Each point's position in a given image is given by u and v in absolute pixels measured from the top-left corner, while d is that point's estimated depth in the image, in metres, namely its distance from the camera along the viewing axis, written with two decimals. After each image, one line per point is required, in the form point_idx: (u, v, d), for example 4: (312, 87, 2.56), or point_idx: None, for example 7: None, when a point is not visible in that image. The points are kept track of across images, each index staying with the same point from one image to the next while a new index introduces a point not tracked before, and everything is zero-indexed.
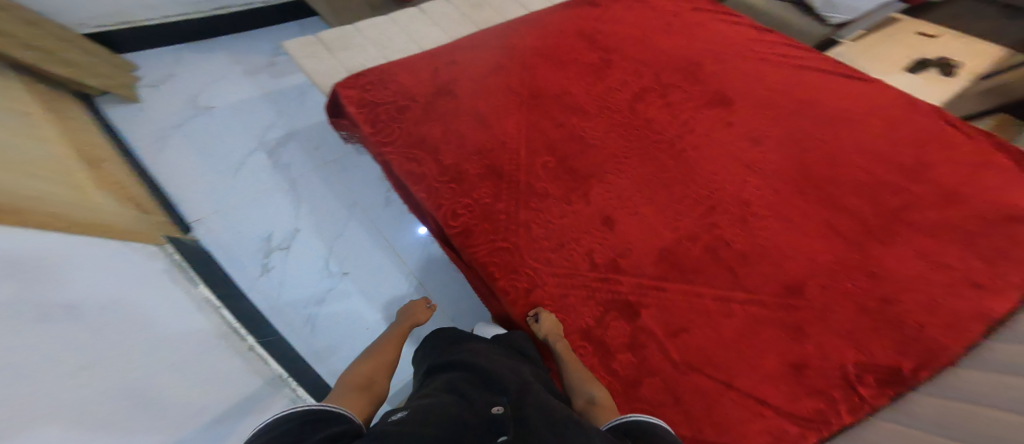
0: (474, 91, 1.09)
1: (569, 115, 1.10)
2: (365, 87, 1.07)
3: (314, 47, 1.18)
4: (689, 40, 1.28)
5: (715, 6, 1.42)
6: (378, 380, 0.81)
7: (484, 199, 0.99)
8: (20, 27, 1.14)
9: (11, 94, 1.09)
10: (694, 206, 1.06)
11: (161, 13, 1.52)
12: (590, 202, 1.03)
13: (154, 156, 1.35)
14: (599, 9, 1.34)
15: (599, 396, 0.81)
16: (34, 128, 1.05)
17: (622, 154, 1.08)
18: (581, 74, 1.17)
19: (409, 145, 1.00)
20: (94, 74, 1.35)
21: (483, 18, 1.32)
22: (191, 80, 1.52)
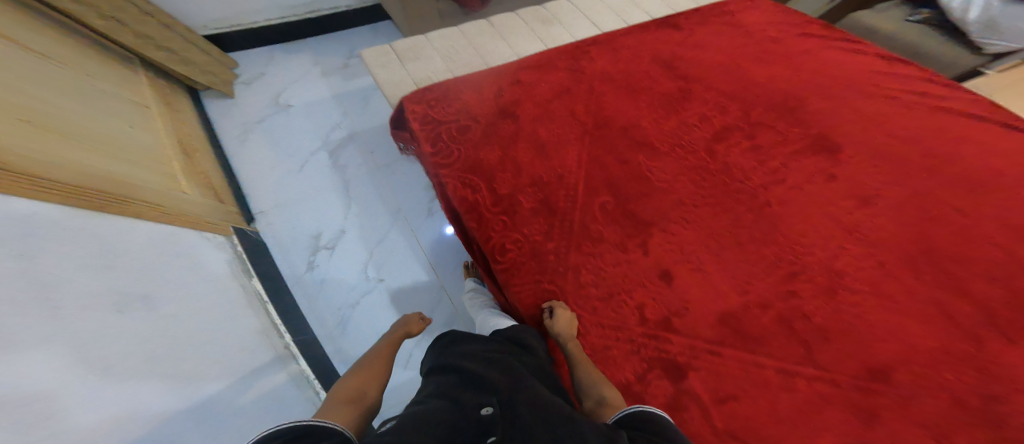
0: (536, 118, 1.03)
1: (636, 151, 1.00)
2: (430, 103, 1.04)
3: (385, 56, 1.17)
4: (791, 72, 1.11)
5: (830, 28, 1.21)
6: (369, 393, 0.70)
7: (534, 236, 0.94)
8: (157, 31, 1.38)
9: (135, 88, 1.32)
10: (771, 271, 0.92)
11: (265, 16, 1.67)
12: (648, 252, 0.95)
13: (236, 147, 1.50)
14: (685, 31, 1.20)
15: (610, 396, 0.71)
16: (146, 119, 1.24)
17: (692, 202, 0.96)
18: (654, 106, 1.05)
19: (466, 169, 0.96)
20: (205, 72, 1.54)
21: (553, 35, 1.24)
22: (275, 77, 1.66)
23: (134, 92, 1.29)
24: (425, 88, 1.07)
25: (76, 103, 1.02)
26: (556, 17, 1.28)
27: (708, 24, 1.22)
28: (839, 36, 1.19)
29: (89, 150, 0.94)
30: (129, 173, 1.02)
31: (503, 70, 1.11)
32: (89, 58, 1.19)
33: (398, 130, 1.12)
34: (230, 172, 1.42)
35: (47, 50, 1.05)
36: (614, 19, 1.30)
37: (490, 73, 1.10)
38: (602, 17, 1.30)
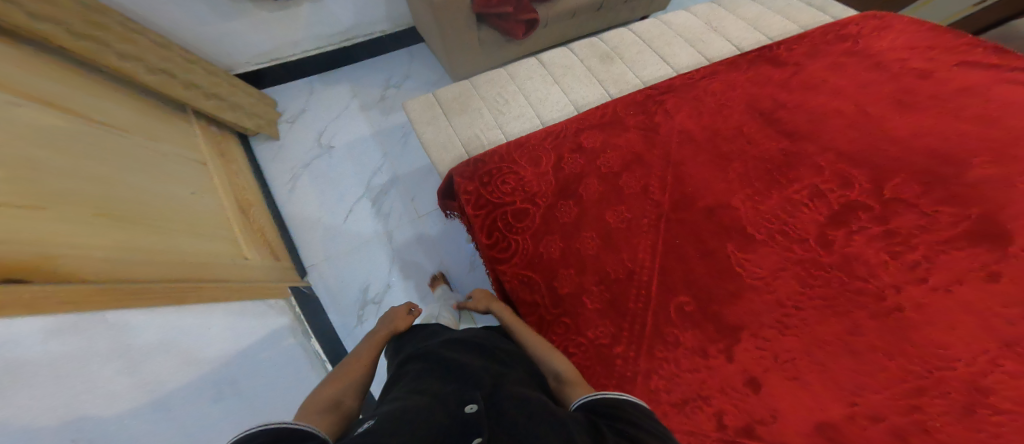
0: (597, 199, 0.96)
1: (721, 238, 0.86)
2: (484, 179, 0.99)
3: (431, 112, 1.17)
4: (942, 119, 0.87)
5: (1006, 56, 0.95)
6: (347, 401, 0.69)
7: (600, 339, 0.88)
8: (208, 80, 1.50)
9: (192, 144, 1.37)
10: (893, 384, 0.72)
11: (302, 48, 1.89)
12: (733, 358, 0.80)
13: (287, 196, 1.60)
14: (790, 67, 1.05)
15: (564, 369, 0.73)
16: (204, 180, 1.28)
17: (793, 304, 0.80)
18: (748, 180, 0.89)
19: (525, 263, 0.93)
20: (252, 116, 1.67)
21: (613, 74, 1.22)
22: (317, 115, 1.84)
23: (192, 147, 1.35)
24: (476, 162, 1.01)
25: (147, 172, 1.06)
26: (617, 53, 1.27)
27: (823, 57, 1.05)
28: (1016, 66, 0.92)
29: (178, 230, 1.00)
30: (207, 248, 1.07)
31: (557, 136, 1.04)
32: (144, 116, 1.24)
33: (446, 199, 1.07)
34: (287, 227, 1.52)
35: (105, 116, 1.08)
36: (687, 51, 1.25)
37: (547, 134, 1.05)
38: (675, 50, 1.25)
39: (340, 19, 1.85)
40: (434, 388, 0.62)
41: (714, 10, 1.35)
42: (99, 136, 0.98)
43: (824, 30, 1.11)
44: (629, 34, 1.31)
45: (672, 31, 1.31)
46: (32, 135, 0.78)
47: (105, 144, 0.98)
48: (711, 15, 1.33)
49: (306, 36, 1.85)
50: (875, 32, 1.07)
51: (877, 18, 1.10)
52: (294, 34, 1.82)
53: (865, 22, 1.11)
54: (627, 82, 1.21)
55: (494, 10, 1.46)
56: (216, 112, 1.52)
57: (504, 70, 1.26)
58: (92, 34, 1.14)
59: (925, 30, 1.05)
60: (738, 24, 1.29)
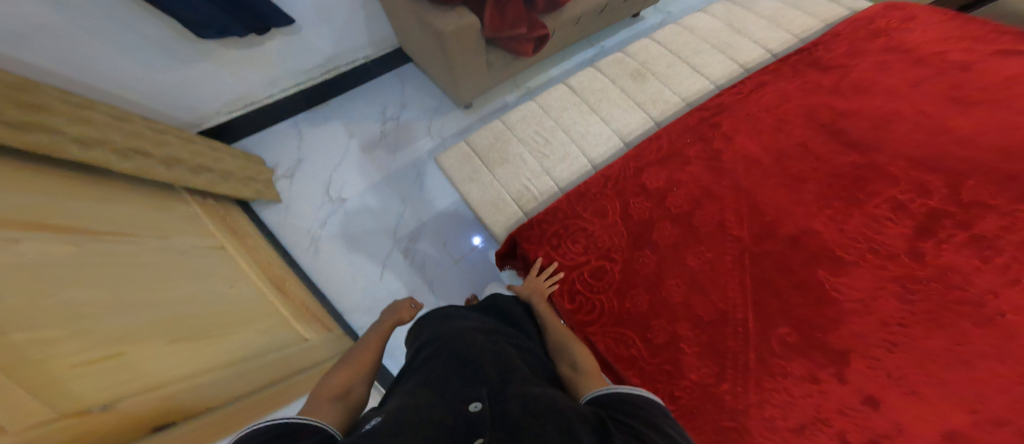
0: (673, 244, 0.95)
1: (810, 262, 0.86)
2: (552, 242, 0.99)
3: (469, 167, 1.10)
4: (993, 117, 0.91)
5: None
6: (356, 388, 0.67)
7: (705, 379, 0.85)
8: (187, 152, 1.31)
9: (200, 225, 1.21)
10: (1008, 386, 0.72)
11: (280, 86, 1.71)
12: (846, 380, 0.78)
13: (313, 260, 1.51)
14: (835, 69, 1.09)
15: (584, 363, 0.70)
16: (233, 266, 1.14)
17: (896, 320, 0.78)
18: (825, 200, 0.89)
19: (615, 321, 0.92)
20: (249, 180, 1.51)
21: (649, 94, 1.20)
22: (315, 166, 1.69)
23: (202, 231, 1.18)
24: (539, 227, 1.00)
25: (184, 274, 0.92)
26: (648, 68, 1.24)
27: (864, 55, 1.10)
28: None
29: (238, 331, 0.93)
30: (260, 344, 0.98)
31: (618, 182, 1.02)
32: (144, 208, 1.04)
33: (506, 257, 1.06)
34: (325, 299, 1.42)
35: (114, 222, 0.89)
36: (718, 59, 1.25)
37: (605, 179, 1.03)
38: (706, 58, 1.25)
39: (320, 51, 1.68)
40: (444, 382, 0.58)
41: (732, 9, 1.35)
42: (123, 250, 0.80)
43: (849, 35, 1.16)
44: (654, 46, 1.29)
45: (695, 36, 1.30)
46: (71, 272, 0.65)
47: (130, 256, 0.81)
48: (731, 15, 1.34)
49: (284, 74, 1.67)
50: (898, 34, 1.12)
51: (899, 18, 1.16)
52: (272, 74, 1.64)
53: (886, 22, 1.16)
54: (667, 100, 1.18)
55: (507, 32, 1.39)
56: (210, 186, 1.34)
57: (535, 104, 1.19)
58: (41, 125, 0.86)
59: (945, 29, 1.11)
60: (761, 23, 1.31)
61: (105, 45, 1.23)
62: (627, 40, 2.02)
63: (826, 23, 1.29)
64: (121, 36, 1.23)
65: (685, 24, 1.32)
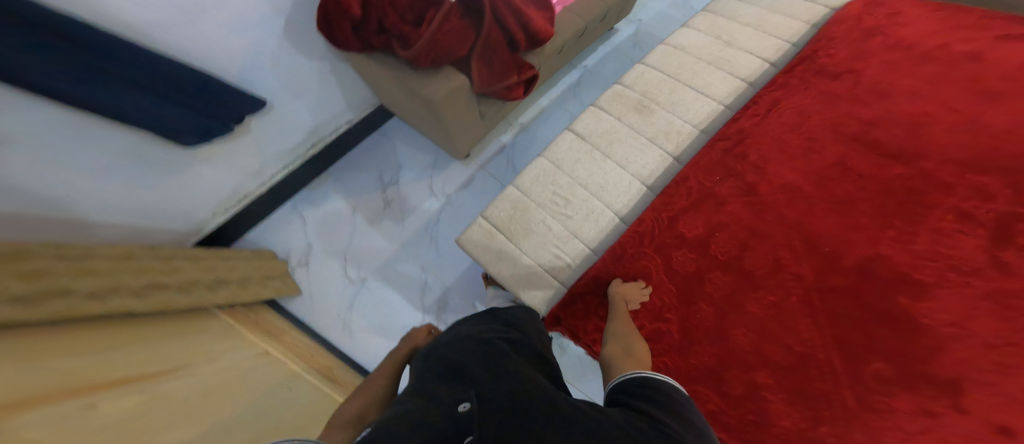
0: (728, 294, 0.89)
1: (889, 289, 0.80)
2: (598, 311, 0.93)
3: (494, 246, 1.00)
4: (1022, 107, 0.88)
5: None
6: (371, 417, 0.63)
7: (800, 425, 0.78)
8: (202, 273, 1.16)
9: (238, 334, 1.11)
10: None
11: (269, 173, 1.52)
12: (965, 411, 0.70)
13: (350, 343, 1.43)
14: (844, 75, 1.03)
15: (637, 351, 0.73)
16: (282, 369, 1.06)
17: (1000, 338, 0.72)
18: (884, 219, 0.85)
19: (685, 378, 0.87)
20: (266, 279, 1.38)
21: (660, 128, 1.06)
22: (328, 249, 1.56)
23: (242, 341, 1.07)
24: (579, 296, 0.94)
25: (241, 393, 0.86)
26: (651, 98, 1.08)
27: (869, 58, 1.05)
28: None
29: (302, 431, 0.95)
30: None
31: (654, 235, 0.95)
32: (176, 334, 0.93)
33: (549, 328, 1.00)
34: None
35: (160, 359, 0.79)
36: (719, 76, 1.10)
37: (639, 237, 0.95)
38: (706, 78, 1.10)
39: (300, 126, 1.47)
40: (431, 391, 0.51)
41: (714, 20, 1.21)
42: (183, 385, 0.75)
43: (843, 38, 1.10)
44: (650, 71, 1.11)
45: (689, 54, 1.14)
46: (152, 421, 0.63)
47: (191, 390, 0.76)
48: (716, 27, 1.19)
49: (265, 162, 1.46)
50: (891, 30, 1.09)
51: (887, 11, 1.13)
52: (258, 163, 1.45)
53: (874, 19, 1.12)
54: (679, 131, 1.05)
55: (499, 88, 1.09)
56: (228, 302, 1.20)
57: (546, 159, 1.07)
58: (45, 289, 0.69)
59: (934, 20, 1.09)
60: (748, 32, 1.18)
61: (86, 180, 1.04)
62: (607, 58, 1.80)
63: (809, 21, 1.21)
64: (102, 164, 1.05)
65: (676, 41, 1.16)
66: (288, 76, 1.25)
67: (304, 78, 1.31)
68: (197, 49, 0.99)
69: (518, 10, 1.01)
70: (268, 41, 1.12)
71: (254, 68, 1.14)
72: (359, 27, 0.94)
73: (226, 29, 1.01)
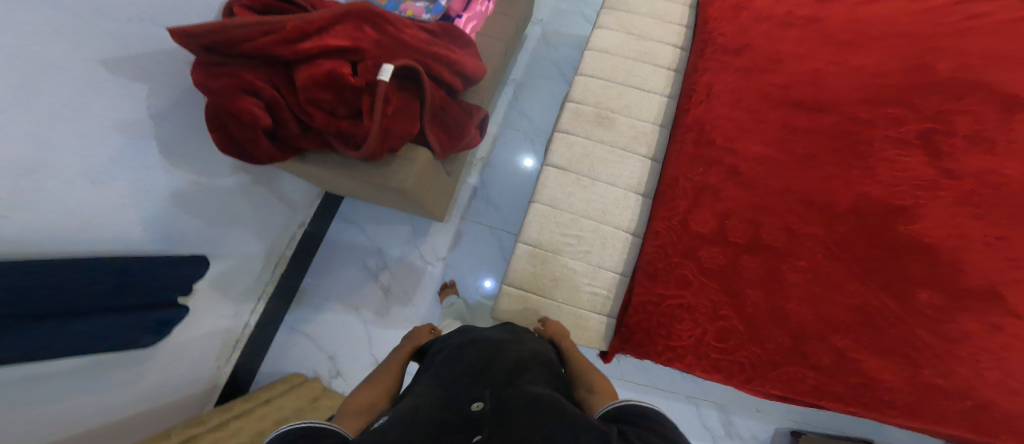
0: (767, 274, 0.85)
1: (887, 217, 0.85)
2: (660, 331, 0.87)
3: (533, 309, 0.93)
4: (875, 50, 1.08)
5: None
6: (379, 407, 0.69)
7: (902, 374, 0.77)
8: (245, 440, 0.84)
9: None
10: None
11: (246, 311, 1.15)
12: (1017, 312, 0.75)
13: None
14: (743, 50, 1.10)
15: (598, 384, 0.69)
16: None
17: (997, 235, 0.80)
18: (847, 162, 0.92)
19: (774, 365, 0.82)
20: (319, 401, 1.07)
21: (625, 132, 1.02)
22: (353, 355, 1.20)
23: None
24: (640, 327, 0.88)
25: None
26: (606, 107, 1.04)
27: (754, 30, 1.14)
28: None
29: None
30: None
31: (676, 242, 0.90)
32: None
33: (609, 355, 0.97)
34: None
35: None
36: (649, 70, 1.12)
37: (661, 249, 0.91)
38: (640, 75, 1.10)
39: (254, 255, 1.12)
40: (452, 382, 0.62)
41: (618, 16, 1.20)
42: None
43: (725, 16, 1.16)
44: (591, 81, 1.08)
45: (613, 56, 1.13)
46: None
47: None
48: (623, 23, 1.18)
49: (235, 304, 1.09)
50: (750, 4, 1.21)
51: None
52: (231, 307, 1.08)
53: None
54: (643, 131, 1.03)
55: (462, 146, 0.95)
56: None
57: (541, 200, 0.97)
58: None
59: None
60: (649, 23, 1.19)
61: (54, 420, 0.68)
62: (538, 65, 1.48)
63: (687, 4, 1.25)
64: (55, 396, 0.67)
65: (593, 48, 1.15)
66: (199, 209, 0.89)
67: (227, 197, 0.96)
68: (59, 230, 0.64)
69: (447, 60, 0.92)
70: (154, 175, 0.76)
71: (158, 216, 0.80)
72: (278, 135, 0.74)
73: (90, 185, 0.66)
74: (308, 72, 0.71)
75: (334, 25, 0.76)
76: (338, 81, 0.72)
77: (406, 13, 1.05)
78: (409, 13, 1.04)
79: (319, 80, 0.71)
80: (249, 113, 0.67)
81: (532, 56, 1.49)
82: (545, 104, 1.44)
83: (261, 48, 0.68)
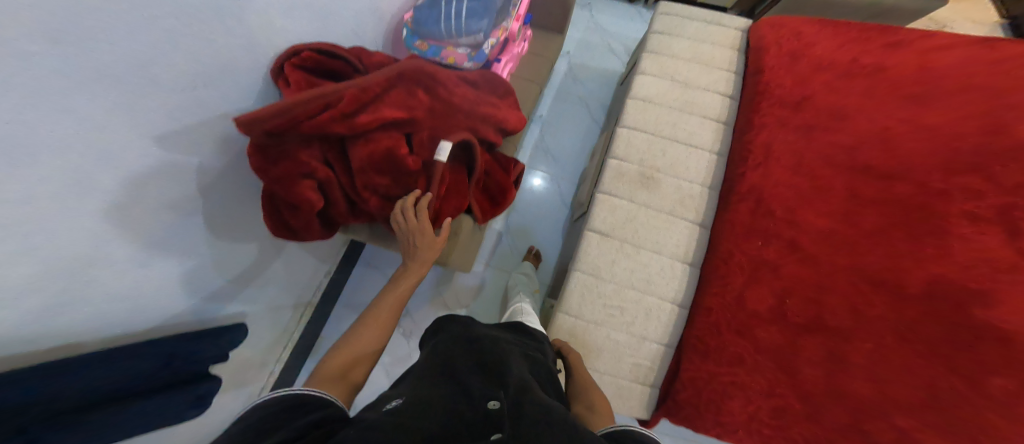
0: (827, 353, 0.83)
1: (963, 301, 0.79)
2: (712, 408, 0.85)
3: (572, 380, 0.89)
4: (948, 108, 1.00)
5: (902, 34, 1.16)
6: (356, 371, 0.58)
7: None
8: None
9: None
10: None
11: (274, 358, 1.13)
12: None
13: None
14: (800, 105, 1.03)
15: (599, 402, 0.64)
16: None
17: None
18: (910, 239, 0.87)
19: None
20: None
21: (672, 195, 0.97)
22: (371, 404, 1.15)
23: None
24: (689, 403, 0.86)
25: None
26: (650, 166, 0.98)
27: (811, 82, 1.08)
28: (919, 39, 1.14)
29: None
30: None
31: (729, 319, 0.87)
32: None
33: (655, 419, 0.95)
34: None
35: None
36: (696, 122, 1.05)
37: (714, 326, 0.88)
38: (686, 128, 1.04)
39: (280, 308, 1.10)
40: (463, 375, 0.58)
41: (660, 61, 1.13)
42: None
43: (779, 66, 1.10)
44: (634, 135, 1.02)
45: (657, 106, 1.07)
46: None
47: None
48: (666, 69, 1.12)
49: (263, 353, 1.06)
50: (806, 52, 1.14)
51: (799, 29, 1.18)
52: (260, 358, 1.06)
53: (790, 42, 1.15)
54: (691, 194, 0.98)
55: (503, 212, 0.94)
56: None
57: (583, 265, 0.93)
58: None
59: (831, 35, 1.18)
60: (694, 68, 1.13)
61: None
62: (563, 100, 1.41)
63: (734, 47, 1.18)
64: None
65: (636, 97, 1.09)
66: (236, 273, 0.88)
67: (263, 258, 0.95)
68: (107, 321, 0.63)
69: (490, 117, 0.89)
70: (198, 248, 0.76)
71: (201, 287, 0.80)
72: (326, 212, 0.75)
73: (139, 271, 0.65)
74: (365, 153, 0.72)
75: (387, 89, 0.75)
76: (394, 162, 0.74)
77: (447, 60, 1.01)
78: (450, 61, 1.00)
79: (376, 162, 0.73)
80: (305, 200, 0.67)
81: (559, 90, 1.41)
82: (576, 142, 1.37)
83: (318, 126, 0.66)
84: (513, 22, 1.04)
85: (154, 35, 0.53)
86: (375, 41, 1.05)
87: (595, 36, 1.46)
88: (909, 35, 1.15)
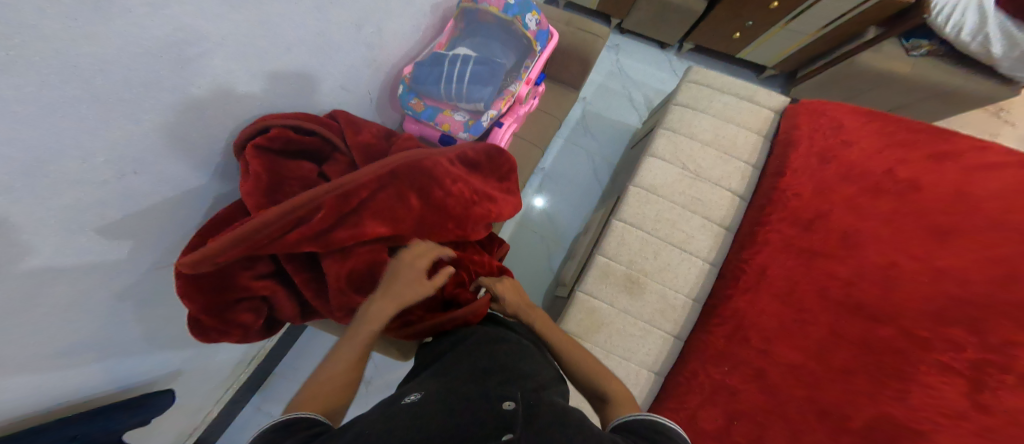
0: None
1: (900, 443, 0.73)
2: None
3: None
4: (991, 239, 0.87)
5: (953, 142, 1.03)
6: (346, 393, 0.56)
7: None
8: None
9: None
10: None
11: (215, 398, 1.13)
12: None
13: None
14: (803, 221, 1.00)
15: (612, 389, 0.61)
16: None
17: None
18: (879, 382, 0.80)
19: None
20: None
21: (654, 299, 1.00)
22: None
23: None
24: None
25: None
26: (638, 269, 1.02)
27: (825, 189, 1.02)
28: (973, 151, 1.01)
29: None
30: None
31: None
32: None
33: None
34: None
35: None
36: (696, 225, 1.07)
37: None
38: (685, 229, 1.06)
39: (234, 350, 1.09)
40: (474, 373, 0.57)
41: (675, 142, 1.13)
42: None
43: (796, 167, 1.05)
44: (631, 232, 1.05)
45: (663, 199, 1.08)
46: None
47: None
48: (680, 153, 1.11)
49: (202, 398, 1.07)
50: (838, 151, 1.05)
51: (832, 121, 1.09)
52: (197, 402, 1.06)
53: (815, 139, 1.08)
54: (673, 305, 1.01)
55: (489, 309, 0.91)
56: None
57: None
58: None
59: (873, 134, 1.07)
60: (710, 155, 1.12)
61: None
62: (571, 151, 1.41)
63: (761, 131, 1.16)
64: None
65: (641, 181, 1.10)
66: (174, 343, 0.84)
67: None
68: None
69: (479, 220, 0.84)
70: (128, 331, 0.71)
71: (125, 362, 0.75)
72: (270, 315, 0.73)
73: (52, 362, 0.61)
74: (342, 269, 0.68)
75: (378, 190, 0.70)
76: (373, 280, 0.72)
77: (441, 126, 0.94)
78: (444, 128, 0.93)
79: (351, 278, 0.69)
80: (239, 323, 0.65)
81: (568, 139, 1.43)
82: (579, 193, 1.37)
83: (288, 244, 0.62)
84: (523, 86, 0.94)
85: (56, 137, 0.42)
86: (370, 90, 0.99)
87: (615, 83, 1.50)
88: (961, 142, 1.02)
